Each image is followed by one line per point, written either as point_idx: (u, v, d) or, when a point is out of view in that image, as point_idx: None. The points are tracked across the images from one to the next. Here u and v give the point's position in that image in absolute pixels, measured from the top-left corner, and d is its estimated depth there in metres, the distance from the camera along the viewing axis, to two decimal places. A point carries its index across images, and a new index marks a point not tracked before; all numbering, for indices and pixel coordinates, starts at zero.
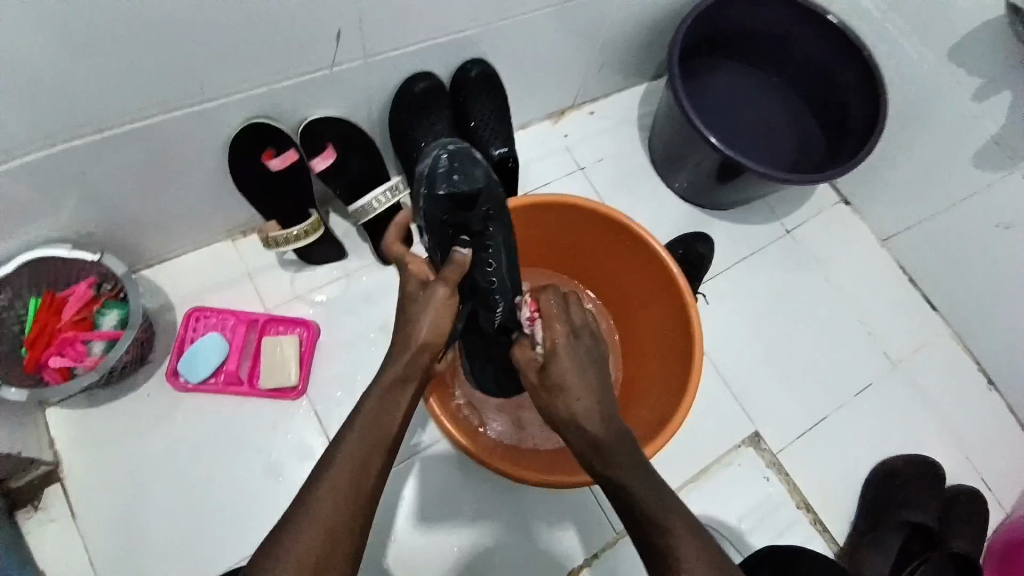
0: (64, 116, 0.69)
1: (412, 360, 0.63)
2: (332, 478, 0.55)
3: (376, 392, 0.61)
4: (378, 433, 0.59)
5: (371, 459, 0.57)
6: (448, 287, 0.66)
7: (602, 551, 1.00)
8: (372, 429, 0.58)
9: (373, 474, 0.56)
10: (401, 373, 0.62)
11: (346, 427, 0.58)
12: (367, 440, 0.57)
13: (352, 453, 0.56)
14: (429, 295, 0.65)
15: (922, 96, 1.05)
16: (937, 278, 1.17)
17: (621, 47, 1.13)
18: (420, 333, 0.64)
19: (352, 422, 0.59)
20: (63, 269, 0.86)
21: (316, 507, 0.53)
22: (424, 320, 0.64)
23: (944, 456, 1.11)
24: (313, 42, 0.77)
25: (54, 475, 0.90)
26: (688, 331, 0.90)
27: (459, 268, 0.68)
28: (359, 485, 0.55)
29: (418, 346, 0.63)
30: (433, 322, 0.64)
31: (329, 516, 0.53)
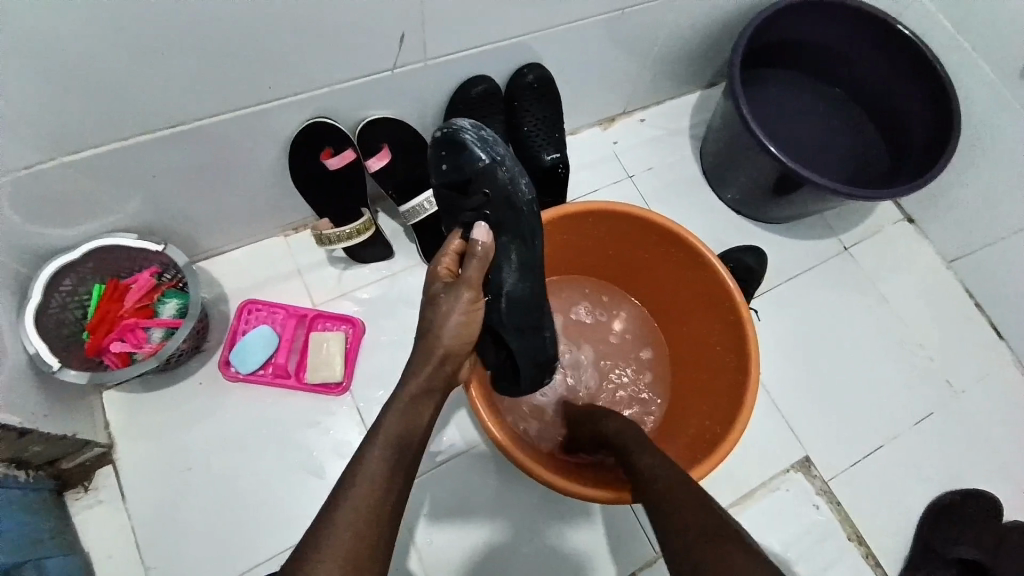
0: (139, 110, 0.71)
1: (436, 369, 0.70)
2: (359, 488, 0.59)
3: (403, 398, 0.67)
4: (403, 439, 0.64)
5: (396, 466, 0.62)
6: (471, 283, 0.70)
7: (640, 570, 0.97)
8: (398, 438, 0.64)
9: (395, 487, 0.61)
10: (425, 383, 0.69)
11: (369, 436, 0.64)
12: (388, 453, 0.62)
13: (379, 457, 0.61)
14: (454, 296, 0.70)
15: (997, 112, 0.99)
16: (1007, 305, 1.11)
17: (676, 54, 1.11)
18: (444, 343, 0.69)
19: (374, 432, 0.64)
20: (128, 257, 0.89)
21: (345, 514, 0.57)
22: (448, 330, 0.70)
23: (1008, 494, 1.04)
24: (376, 44, 0.78)
25: (107, 456, 0.93)
26: (740, 347, 0.88)
27: (478, 259, 0.70)
28: (385, 495, 0.60)
29: (441, 357, 0.70)
30: (455, 331, 0.70)
31: (354, 524, 0.57)
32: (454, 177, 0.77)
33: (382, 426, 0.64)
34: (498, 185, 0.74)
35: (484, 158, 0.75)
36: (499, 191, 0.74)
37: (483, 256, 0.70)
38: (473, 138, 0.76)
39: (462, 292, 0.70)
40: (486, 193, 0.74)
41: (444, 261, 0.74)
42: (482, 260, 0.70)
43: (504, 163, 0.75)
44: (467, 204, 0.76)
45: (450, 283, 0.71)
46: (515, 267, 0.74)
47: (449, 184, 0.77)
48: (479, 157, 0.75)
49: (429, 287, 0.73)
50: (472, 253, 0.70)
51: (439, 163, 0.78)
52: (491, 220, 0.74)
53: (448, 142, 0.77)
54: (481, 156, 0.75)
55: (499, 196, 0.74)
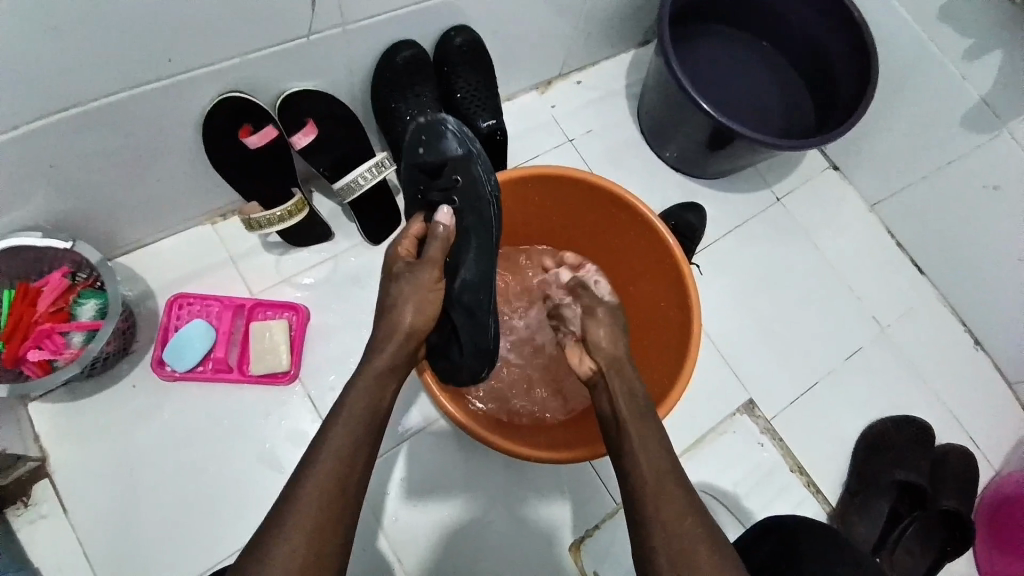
0: (24, 94, 0.65)
1: (400, 347, 0.69)
2: (321, 473, 0.58)
3: (366, 378, 0.66)
4: (365, 420, 0.63)
5: (358, 448, 0.61)
6: (431, 264, 0.73)
7: (602, 522, 1.01)
8: (359, 418, 0.63)
9: (357, 471, 0.60)
10: (390, 361, 0.68)
11: (329, 419, 0.62)
12: (350, 437, 0.61)
13: (342, 437, 0.61)
14: (414, 274, 0.72)
15: (912, 56, 1.03)
16: (927, 243, 1.18)
17: (607, 11, 1.09)
18: (406, 321, 0.70)
19: (336, 414, 0.63)
20: (35, 258, 0.82)
21: (308, 500, 0.57)
22: (408, 308, 0.70)
23: (931, 416, 1.13)
24: (286, 9, 0.73)
25: (42, 470, 0.87)
26: (683, 302, 0.90)
27: (438, 241, 0.74)
28: (346, 480, 0.59)
29: (405, 334, 0.70)
30: (416, 310, 0.71)
31: (317, 508, 0.56)
32: (427, 163, 0.81)
33: (342, 409, 0.63)
34: (471, 175, 0.79)
35: (460, 146, 0.80)
36: (469, 180, 0.79)
37: (444, 237, 0.75)
38: (452, 130, 0.81)
39: (425, 271, 0.73)
40: (458, 180, 0.79)
41: (404, 244, 0.77)
42: (444, 242, 0.75)
43: (475, 153, 0.80)
44: (435, 190, 0.81)
45: (412, 264, 0.73)
46: (475, 249, 0.76)
47: (422, 170, 0.82)
48: (454, 146, 0.80)
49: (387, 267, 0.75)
50: (432, 236, 0.75)
51: (417, 148, 0.82)
52: (458, 205, 0.79)
53: (429, 130, 0.81)
54: (455, 146, 0.80)
55: (468, 184, 0.79)
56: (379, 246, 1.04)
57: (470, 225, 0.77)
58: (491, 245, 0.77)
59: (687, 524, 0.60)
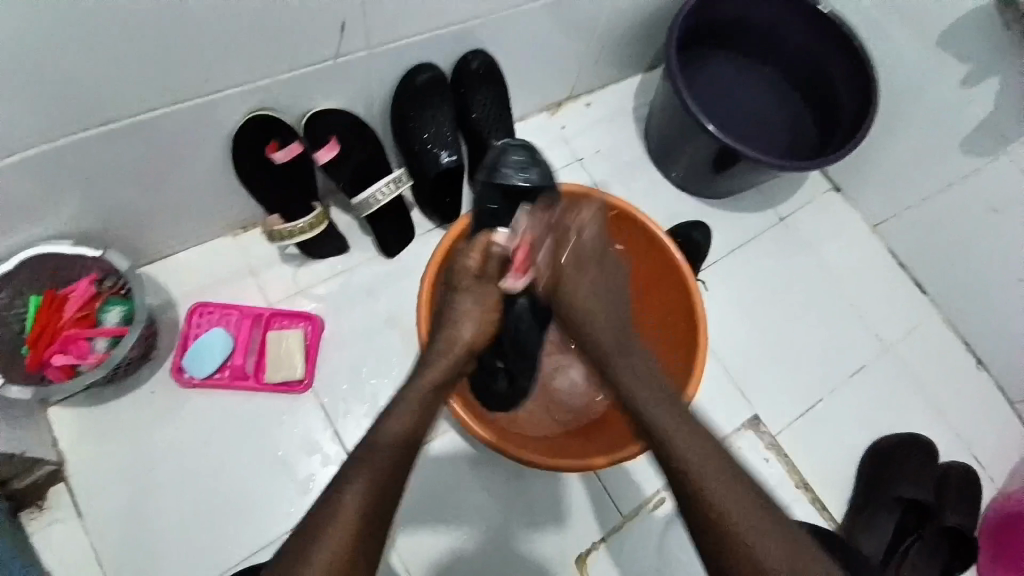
0: (70, 107, 0.68)
1: (450, 364, 0.77)
2: (357, 486, 0.61)
3: (414, 394, 0.72)
4: (413, 433, 0.68)
5: (398, 460, 0.65)
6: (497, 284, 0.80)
7: (610, 535, 1.02)
8: (404, 430, 0.68)
9: (395, 478, 0.64)
10: (439, 378, 0.75)
11: (376, 433, 0.66)
12: (392, 452, 0.65)
13: (385, 446, 0.65)
14: (481, 290, 0.80)
15: (910, 83, 1.08)
16: (927, 263, 1.21)
17: (617, 37, 1.14)
18: (465, 338, 0.79)
19: (386, 418, 0.68)
20: (65, 265, 0.85)
21: (346, 504, 0.59)
22: (468, 328, 0.79)
23: (935, 435, 1.14)
24: (318, 32, 0.77)
25: (60, 474, 0.89)
26: (689, 318, 0.93)
27: (503, 260, 0.79)
28: (386, 492, 0.62)
29: (461, 348, 0.78)
30: (475, 329, 0.79)
31: (355, 517, 0.59)
32: (511, 185, 0.84)
33: (390, 418, 0.68)
34: (546, 203, 0.84)
35: (523, 178, 0.85)
36: (545, 209, 0.85)
37: (504, 255, 0.79)
38: (533, 167, 0.86)
39: (485, 289, 0.80)
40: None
41: (472, 256, 0.79)
42: (504, 259, 0.79)
43: (549, 185, 0.86)
44: (509, 217, 0.84)
45: (477, 279, 0.79)
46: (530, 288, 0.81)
47: (499, 191, 0.85)
48: (535, 176, 0.86)
49: (454, 276, 0.80)
50: (495, 254, 0.79)
51: (519, 169, 0.86)
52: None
53: (524, 151, 0.88)
54: (523, 180, 0.85)
55: (543, 214, 0.83)
56: (394, 259, 1.07)
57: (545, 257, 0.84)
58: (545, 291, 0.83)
59: (757, 516, 0.63)
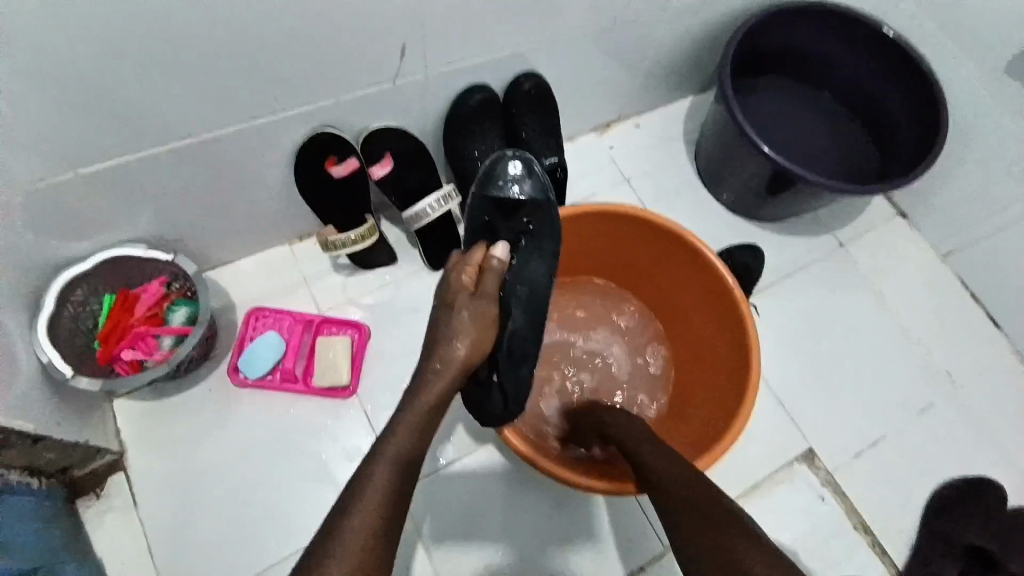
0: (152, 123, 0.74)
1: (450, 381, 0.72)
2: (369, 500, 0.62)
3: (413, 415, 0.69)
4: (411, 453, 0.67)
5: (402, 480, 0.65)
6: (492, 300, 0.75)
7: (648, 565, 0.98)
8: (405, 452, 0.67)
9: (402, 495, 0.64)
10: (440, 395, 0.71)
11: (379, 450, 0.66)
12: (394, 470, 0.65)
13: (388, 466, 0.65)
14: (478, 308, 0.74)
15: (983, 108, 1.02)
16: (1004, 297, 1.12)
17: (669, 60, 1.14)
18: (461, 356, 0.72)
19: (386, 440, 0.67)
20: (138, 267, 0.91)
21: (355, 524, 0.60)
22: (464, 343, 0.73)
23: (1014, 485, 1.05)
24: (378, 55, 0.81)
25: (118, 464, 0.94)
26: (740, 343, 0.90)
27: (499, 276, 0.76)
28: (392, 508, 0.63)
29: (459, 368, 0.72)
30: (473, 345, 0.73)
31: (366, 532, 0.60)
32: (502, 199, 0.82)
33: (394, 434, 0.68)
34: (540, 218, 0.82)
35: (507, 188, 0.82)
36: (538, 222, 0.82)
37: (499, 270, 0.77)
38: (531, 177, 0.82)
39: (479, 306, 0.74)
40: (529, 227, 0.82)
41: (466, 272, 0.77)
42: (499, 272, 0.77)
43: (546, 198, 0.82)
44: (505, 230, 0.82)
45: (472, 296, 0.75)
46: (516, 299, 0.78)
47: (493, 203, 0.82)
48: (530, 190, 0.82)
49: (447, 292, 0.76)
50: (493, 269, 0.76)
51: (505, 178, 0.82)
52: (523, 249, 0.81)
53: (521, 164, 0.83)
54: (517, 193, 0.81)
55: (539, 228, 0.81)
56: (438, 273, 1.09)
57: (536, 269, 0.79)
58: (536, 301, 0.78)
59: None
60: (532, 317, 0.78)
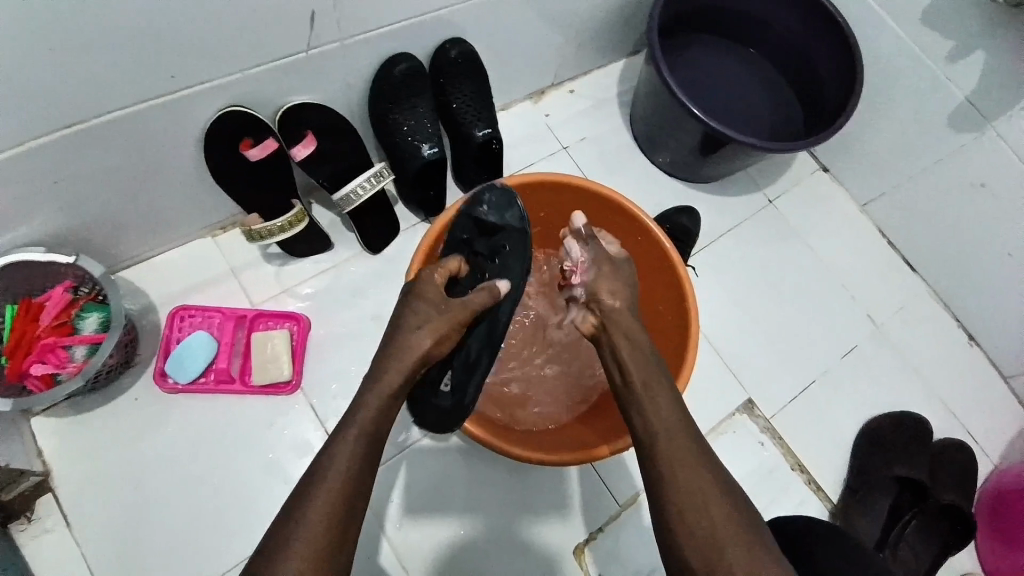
0: (32, 111, 0.66)
1: (406, 377, 0.66)
2: (333, 480, 0.57)
3: (377, 394, 0.64)
4: (376, 435, 0.62)
5: (366, 465, 0.60)
6: (466, 307, 0.72)
7: (606, 525, 1.01)
8: (369, 433, 0.61)
9: (365, 483, 0.59)
10: (397, 386, 0.65)
11: (343, 428, 0.61)
12: (361, 450, 0.60)
13: (355, 444, 0.60)
14: (447, 305, 0.70)
15: (897, 59, 1.06)
16: (918, 241, 1.20)
17: (598, 22, 1.12)
18: (420, 349, 0.67)
19: (344, 428, 0.62)
20: (39, 272, 0.83)
21: (314, 512, 0.55)
22: (423, 337, 0.67)
23: (930, 413, 1.14)
24: (287, 25, 0.75)
25: (45, 485, 0.87)
26: (683, 307, 0.91)
27: (482, 292, 0.74)
28: (356, 493, 0.58)
29: (417, 362, 0.66)
30: (433, 339, 0.67)
31: (327, 515, 0.56)
32: (482, 220, 0.83)
33: (362, 411, 0.63)
34: (518, 243, 0.80)
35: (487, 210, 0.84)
36: (517, 246, 0.80)
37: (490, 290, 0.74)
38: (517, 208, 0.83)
39: (452, 305, 0.71)
40: (506, 247, 0.81)
41: (439, 273, 0.75)
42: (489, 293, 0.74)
43: (527, 228, 0.81)
44: (482, 246, 0.83)
45: (441, 298, 0.71)
46: (483, 320, 0.77)
47: (473, 223, 0.84)
48: (513, 218, 0.82)
49: (420, 286, 0.72)
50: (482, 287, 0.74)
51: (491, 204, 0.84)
52: (496, 266, 0.80)
53: (505, 194, 0.84)
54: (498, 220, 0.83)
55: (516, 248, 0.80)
56: (379, 255, 1.06)
57: (512, 285, 0.78)
58: (502, 328, 0.76)
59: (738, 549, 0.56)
60: (491, 340, 0.76)
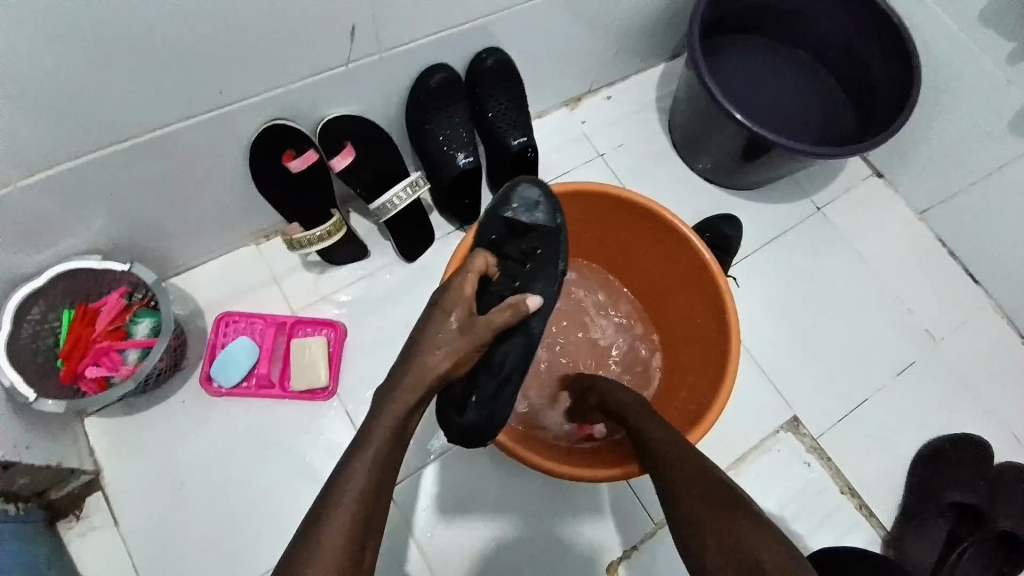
0: (92, 125, 0.69)
1: (414, 393, 0.66)
2: (355, 479, 0.59)
3: (398, 399, 0.65)
4: (400, 435, 0.64)
5: (388, 467, 0.61)
6: (485, 326, 0.72)
7: (641, 543, 0.98)
8: (393, 434, 0.63)
9: (386, 486, 0.61)
10: (409, 396, 0.66)
11: (368, 429, 0.63)
12: (383, 451, 0.61)
13: (379, 442, 0.62)
14: (466, 324, 0.71)
15: (956, 58, 1.00)
16: (979, 251, 1.13)
17: (637, 27, 1.10)
18: (434, 367, 0.68)
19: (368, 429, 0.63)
20: (95, 279, 0.87)
21: (331, 525, 0.56)
22: (433, 355, 0.69)
23: (992, 435, 1.07)
24: (328, 39, 0.76)
25: (94, 483, 0.91)
26: (722, 319, 0.89)
27: (508, 309, 0.73)
28: (376, 496, 0.59)
29: (428, 380, 0.67)
30: (444, 356, 0.69)
31: (352, 509, 0.57)
32: (515, 222, 0.81)
33: (385, 410, 0.64)
34: (552, 250, 0.80)
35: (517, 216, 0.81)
36: (550, 253, 0.80)
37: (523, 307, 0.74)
38: (538, 215, 0.81)
39: (475, 326, 0.71)
40: (538, 250, 0.80)
41: (465, 282, 0.75)
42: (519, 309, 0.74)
43: (560, 230, 0.80)
44: (513, 250, 0.81)
45: (463, 319, 0.72)
46: (513, 335, 0.76)
47: (504, 224, 0.82)
48: (541, 216, 0.81)
49: (447, 299, 0.73)
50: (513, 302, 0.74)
51: (521, 211, 0.82)
52: (528, 272, 0.80)
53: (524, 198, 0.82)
54: (529, 219, 0.81)
55: (549, 254, 0.80)
56: (413, 263, 1.06)
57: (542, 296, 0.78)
58: (534, 343, 0.76)
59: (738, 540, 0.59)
60: (522, 354, 0.76)
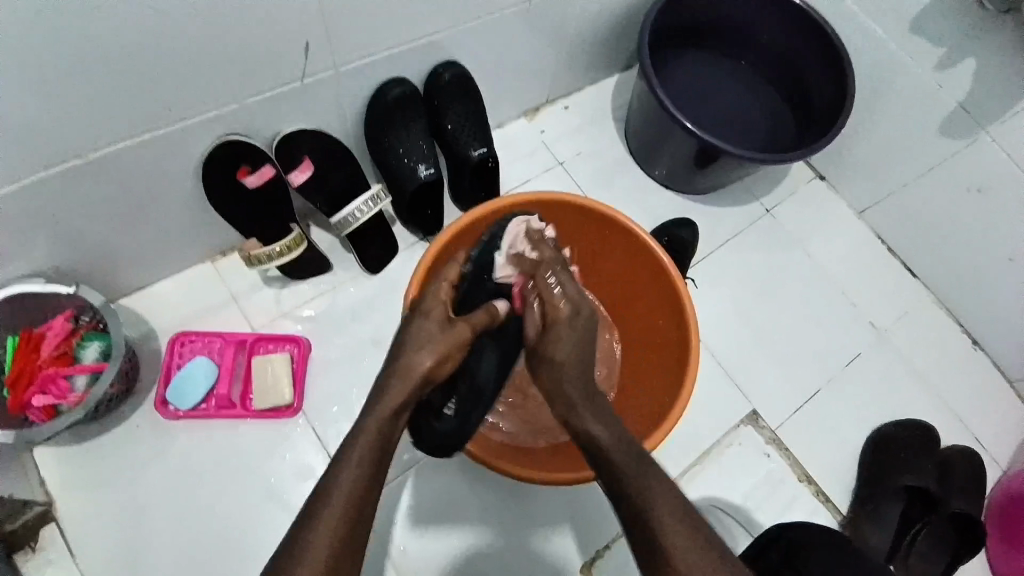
0: (37, 145, 0.68)
1: (399, 398, 0.65)
2: (343, 485, 0.58)
3: (386, 402, 0.64)
4: (387, 437, 0.63)
5: (375, 475, 0.60)
6: (466, 330, 0.72)
7: (612, 542, 1.00)
8: (382, 434, 0.62)
9: (372, 500, 0.59)
10: (396, 404, 0.65)
11: (358, 428, 0.62)
12: (370, 459, 0.60)
13: (369, 442, 0.61)
14: (446, 326, 0.71)
15: (887, 67, 1.07)
16: (917, 247, 1.19)
17: (590, 40, 1.13)
18: (419, 368, 0.67)
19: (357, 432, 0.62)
20: (40, 304, 0.84)
21: (323, 522, 0.56)
22: (422, 355, 0.68)
23: (937, 418, 1.13)
24: (283, 54, 0.76)
25: (48, 515, 0.87)
26: (680, 319, 0.92)
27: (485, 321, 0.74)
28: (362, 504, 0.58)
29: (415, 381, 0.66)
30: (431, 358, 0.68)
31: (338, 514, 0.56)
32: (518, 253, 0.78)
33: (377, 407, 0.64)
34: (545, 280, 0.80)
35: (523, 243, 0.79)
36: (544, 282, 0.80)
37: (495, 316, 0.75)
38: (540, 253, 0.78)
39: (458, 326, 0.72)
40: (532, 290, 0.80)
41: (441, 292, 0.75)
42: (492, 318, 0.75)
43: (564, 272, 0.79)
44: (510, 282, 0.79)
45: (443, 323, 0.72)
46: (492, 348, 0.78)
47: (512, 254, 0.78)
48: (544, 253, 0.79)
49: (425, 304, 0.73)
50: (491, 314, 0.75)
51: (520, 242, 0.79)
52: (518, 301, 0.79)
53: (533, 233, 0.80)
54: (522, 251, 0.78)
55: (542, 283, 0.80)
56: (376, 275, 1.06)
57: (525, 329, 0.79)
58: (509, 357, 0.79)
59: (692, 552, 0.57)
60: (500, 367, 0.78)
